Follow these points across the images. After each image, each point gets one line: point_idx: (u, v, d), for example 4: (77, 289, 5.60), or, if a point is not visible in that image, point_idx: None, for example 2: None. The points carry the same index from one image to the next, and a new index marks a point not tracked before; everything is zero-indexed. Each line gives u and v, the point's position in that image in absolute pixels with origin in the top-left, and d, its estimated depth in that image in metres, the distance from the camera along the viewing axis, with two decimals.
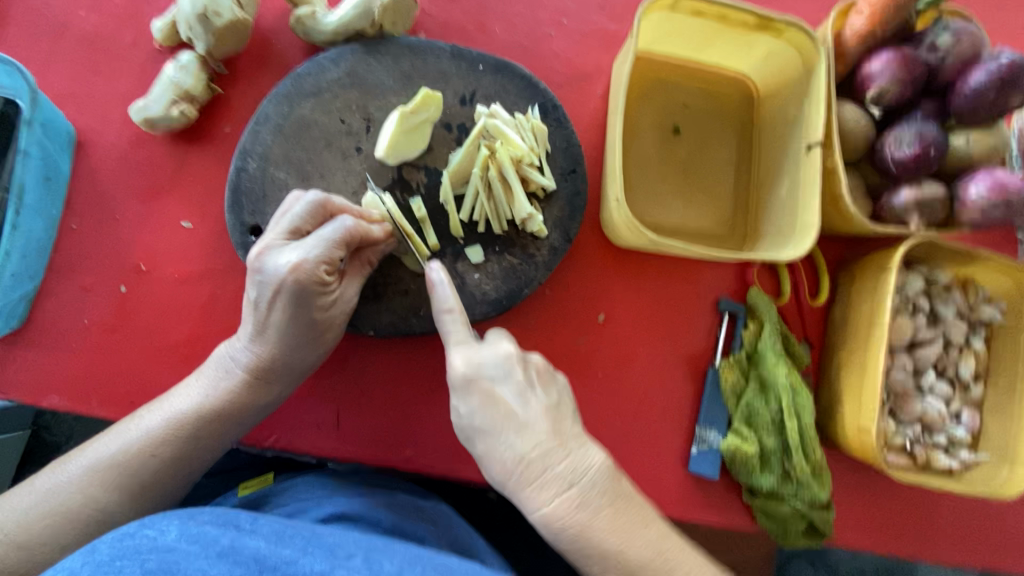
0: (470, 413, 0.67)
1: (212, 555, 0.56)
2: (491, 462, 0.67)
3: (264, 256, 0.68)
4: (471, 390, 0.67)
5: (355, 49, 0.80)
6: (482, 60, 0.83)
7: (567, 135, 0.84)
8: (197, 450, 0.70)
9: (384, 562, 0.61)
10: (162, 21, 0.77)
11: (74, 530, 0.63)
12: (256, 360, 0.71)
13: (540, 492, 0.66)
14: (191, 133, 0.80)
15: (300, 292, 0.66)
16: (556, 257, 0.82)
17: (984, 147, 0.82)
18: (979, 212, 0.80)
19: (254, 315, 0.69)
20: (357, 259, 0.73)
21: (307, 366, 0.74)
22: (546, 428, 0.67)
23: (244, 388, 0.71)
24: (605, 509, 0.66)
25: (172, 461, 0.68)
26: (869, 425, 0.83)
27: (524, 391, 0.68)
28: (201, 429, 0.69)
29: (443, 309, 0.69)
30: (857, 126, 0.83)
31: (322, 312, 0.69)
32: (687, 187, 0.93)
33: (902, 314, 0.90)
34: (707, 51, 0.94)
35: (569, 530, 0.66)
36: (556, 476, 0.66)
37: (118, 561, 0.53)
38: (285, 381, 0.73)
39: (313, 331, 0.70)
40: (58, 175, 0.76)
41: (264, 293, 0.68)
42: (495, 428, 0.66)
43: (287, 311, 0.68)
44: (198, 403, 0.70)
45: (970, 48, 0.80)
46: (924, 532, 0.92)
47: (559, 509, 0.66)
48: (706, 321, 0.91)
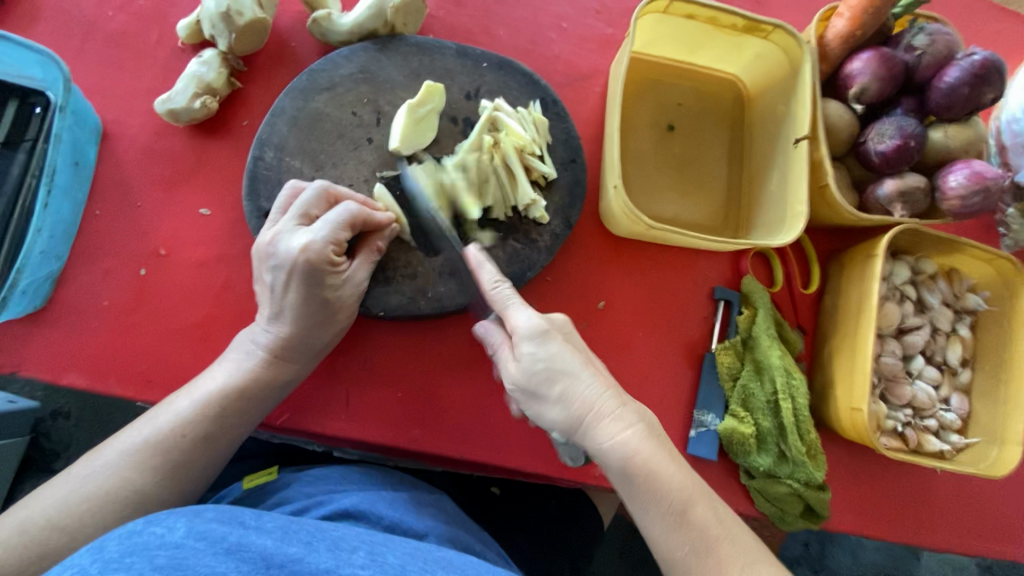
0: (544, 359, 0.66)
1: (221, 551, 0.55)
2: (566, 405, 0.65)
3: (277, 242, 0.71)
4: (546, 336, 0.66)
5: (366, 47, 0.85)
6: (486, 58, 0.88)
7: (567, 128, 0.89)
8: (226, 429, 0.72)
9: (387, 554, 0.63)
10: (187, 21, 0.82)
11: (116, 512, 0.64)
12: (273, 342, 0.74)
13: (618, 425, 0.64)
14: (211, 125, 0.85)
15: (312, 272, 0.70)
16: (558, 242, 0.86)
17: (961, 140, 0.87)
18: (959, 201, 0.84)
19: (271, 300, 0.73)
20: (366, 245, 0.76)
21: (322, 346, 0.77)
22: (609, 377, 0.68)
23: (266, 367, 0.74)
24: (671, 452, 0.66)
25: (205, 440, 0.70)
26: (860, 405, 0.86)
27: (581, 346, 0.71)
28: (227, 409, 0.72)
29: (493, 280, 0.71)
30: (841, 120, 0.88)
31: (334, 292, 0.73)
32: (681, 180, 0.98)
33: (890, 301, 0.93)
34: (698, 54, 0.99)
35: (647, 468, 0.63)
36: (628, 414, 0.65)
37: (127, 558, 0.52)
38: (303, 360, 0.76)
39: (326, 311, 0.74)
40: (84, 162, 0.80)
41: (279, 276, 0.71)
42: (568, 372, 0.65)
43: (302, 292, 0.71)
44: (223, 385, 0.72)
45: (944, 49, 0.86)
46: (919, 516, 0.94)
47: (638, 446, 0.63)
48: (702, 309, 0.95)
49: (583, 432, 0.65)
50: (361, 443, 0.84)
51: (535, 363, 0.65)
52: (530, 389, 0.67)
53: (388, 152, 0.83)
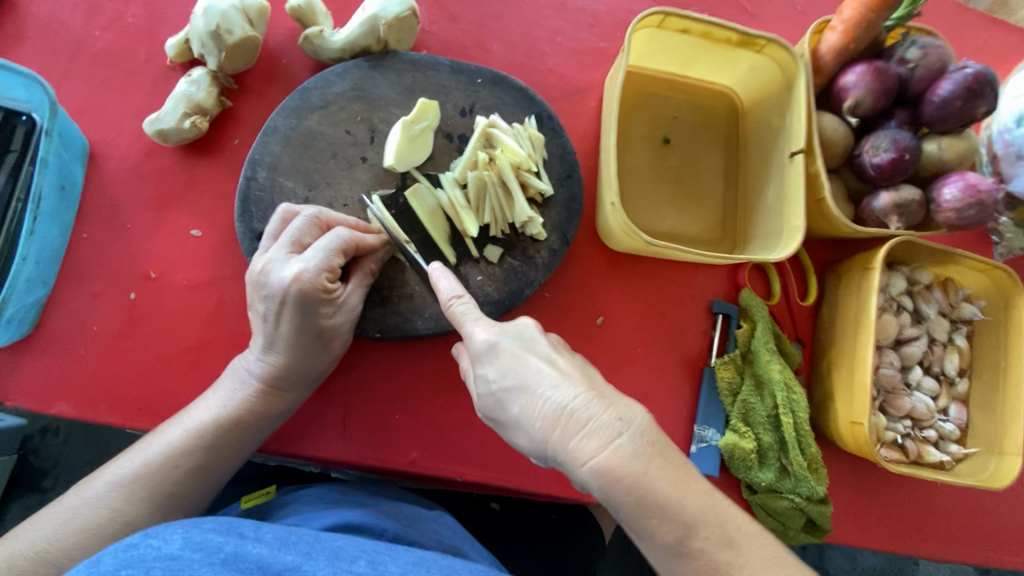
0: (497, 380, 0.62)
1: (218, 562, 0.54)
2: (528, 425, 0.60)
3: (268, 270, 0.70)
4: (495, 354, 0.63)
5: (359, 64, 0.84)
6: (480, 74, 0.87)
7: (562, 143, 0.88)
8: (219, 459, 0.70)
9: (388, 565, 0.62)
10: (176, 39, 0.81)
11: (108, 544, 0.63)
12: (266, 373, 0.72)
13: (588, 443, 0.56)
14: (201, 145, 0.83)
15: (306, 302, 0.68)
16: (555, 259, 0.85)
17: (956, 152, 0.87)
18: (955, 213, 0.85)
19: (264, 329, 0.72)
20: (359, 270, 0.75)
21: (317, 374, 0.75)
22: (578, 380, 0.60)
23: (259, 398, 0.72)
24: (659, 463, 0.56)
25: (198, 472, 0.69)
26: (861, 418, 0.86)
27: (548, 349, 0.63)
28: (221, 440, 0.70)
29: (450, 294, 0.69)
30: (836, 133, 0.88)
31: (329, 320, 0.72)
32: (678, 194, 0.98)
33: (887, 313, 0.93)
34: (693, 67, 0.99)
35: (624, 487, 0.55)
36: (601, 425, 0.57)
37: (123, 570, 0.51)
38: (298, 390, 0.75)
39: (321, 339, 0.72)
40: (72, 185, 0.78)
41: (271, 305, 0.69)
42: (526, 386, 0.60)
43: (295, 321, 0.70)
44: (216, 416, 0.71)
45: (937, 62, 0.86)
46: (920, 527, 0.94)
47: (612, 464, 0.55)
48: (701, 323, 0.94)
49: (554, 454, 0.59)
50: (357, 465, 0.83)
51: (491, 387, 0.63)
52: (498, 417, 0.64)
53: (383, 171, 0.82)
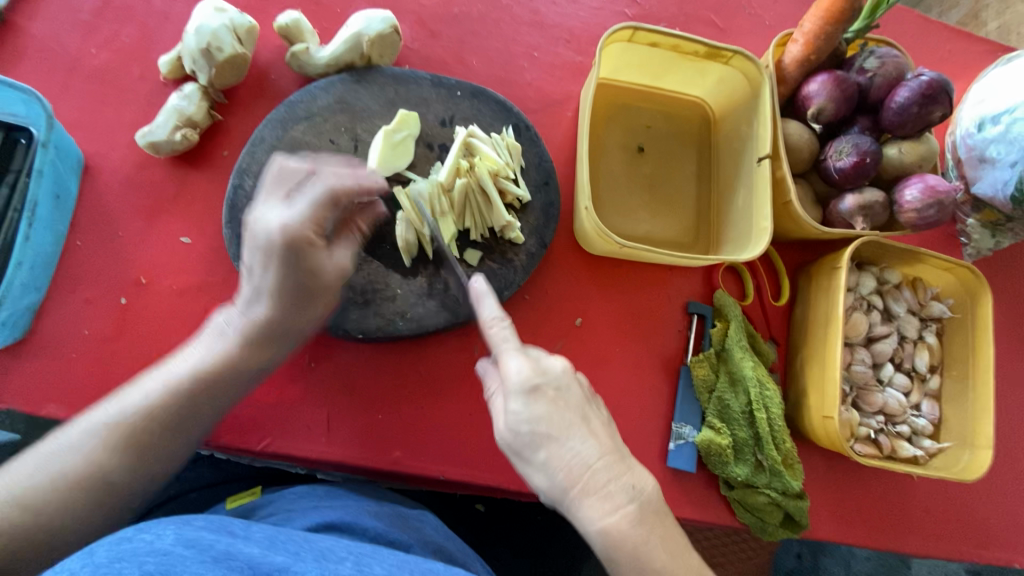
0: (531, 422, 0.64)
1: (208, 560, 0.56)
2: (550, 473, 0.63)
3: (258, 220, 0.71)
4: (535, 397, 0.65)
5: (344, 78, 0.88)
6: (460, 87, 0.92)
7: (539, 152, 0.92)
8: (196, 410, 0.71)
9: (373, 566, 0.64)
10: (168, 57, 0.85)
11: (78, 488, 0.64)
12: (248, 326, 0.74)
13: (601, 505, 0.62)
14: (192, 156, 0.87)
15: (291, 247, 0.70)
16: (533, 262, 0.88)
17: (915, 155, 0.91)
18: (916, 213, 0.88)
19: (249, 279, 0.73)
20: (347, 228, 0.81)
21: (296, 329, 0.77)
22: (604, 444, 0.65)
23: (240, 349, 0.74)
24: (659, 532, 0.64)
25: (173, 421, 0.70)
26: (832, 413, 0.88)
27: (581, 401, 0.67)
28: (197, 389, 0.71)
29: (492, 318, 0.71)
30: (801, 139, 0.92)
31: (313, 270, 0.73)
32: (652, 199, 1.01)
33: (858, 311, 0.96)
34: (665, 78, 1.04)
35: (625, 551, 0.62)
36: (617, 491, 0.63)
37: (116, 563, 0.52)
38: (281, 343, 0.77)
39: (305, 294, 0.74)
40: (66, 194, 0.81)
41: (259, 255, 0.71)
42: (556, 437, 0.63)
43: (279, 270, 0.71)
44: (196, 364, 0.72)
45: (894, 71, 0.91)
46: (898, 522, 0.95)
47: (619, 527, 0.62)
48: (677, 323, 0.97)
49: (565, 503, 0.64)
50: (340, 464, 0.85)
51: (520, 426, 0.64)
52: (516, 451, 0.66)
53: None
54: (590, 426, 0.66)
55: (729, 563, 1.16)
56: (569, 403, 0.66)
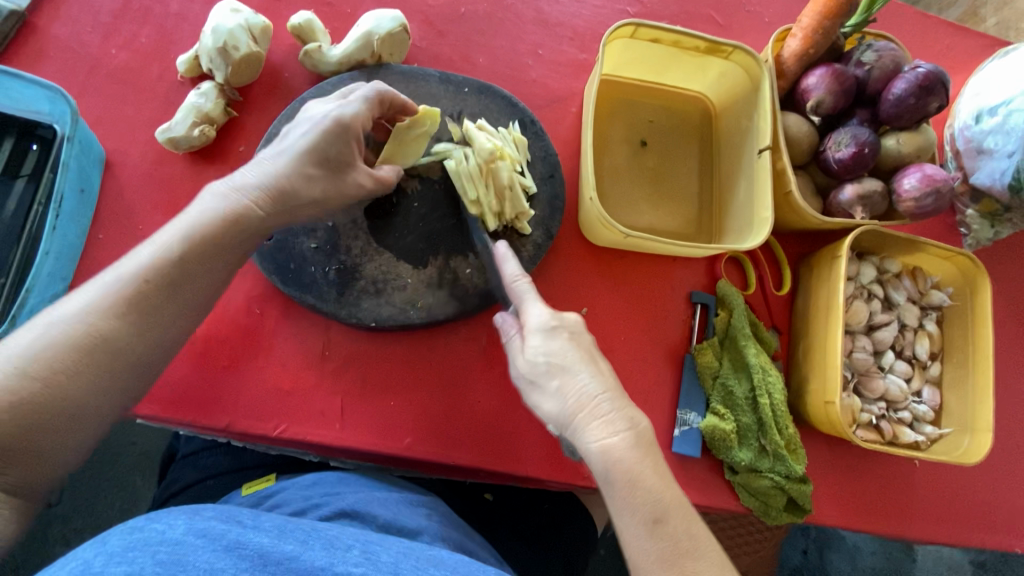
0: (545, 353, 0.70)
1: (220, 548, 0.59)
2: (560, 399, 0.68)
3: (312, 108, 0.77)
4: (552, 333, 0.71)
5: (355, 76, 0.91)
6: (467, 84, 0.94)
7: (545, 146, 0.95)
8: (195, 268, 0.67)
9: (381, 553, 0.66)
10: (186, 56, 0.89)
11: (50, 356, 0.59)
12: (260, 181, 0.72)
13: (601, 429, 0.65)
14: (209, 152, 0.90)
15: (342, 124, 0.74)
16: (540, 252, 0.91)
17: (913, 146, 0.93)
18: (914, 202, 0.90)
19: (279, 145, 0.75)
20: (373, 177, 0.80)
21: (303, 207, 0.75)
22: (610, 380, 0.70)
23: (250, 201, 0.71)
24: (656, 462, 0.66)
25: (170, 293, 0.66)
26: (833, 398, 0.90)
27: (592, 344, 0.73)
28: (206, 239, 0.68)
29: (514, 275, 0.77)
30: (800, 131, 0.94)
31: (350, 160, 0.77)
32: (656, 192, 1.03)
33: (858, 299, 0.98)
34: (667, 74, 1.06)
35: (622, 472, 0.64)
36: (617, 420, 0.66)
37: (129, 552, 0.56)
38: (288, 217, 0.75)
39: (334, 165, 0.75)
40: (89, 189, 0.84)
41: (303, 125, 0.76)
42: (568, 367, 0.69)
43: (318, 138, 0.74)
44: (211, 209, 0.70)
45: (891, 63, 0.93)
46: (900, 507, 0.97)
47: (615, 451, 0.64)
48: (681, 313, 0.99)
49: (571, 428, 0.67)
50: (353, 450, 0.87)
51: (537, 356, 0.70)
52: (530, 380, 0.71)
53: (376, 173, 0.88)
54: (600, 368, 0.71)
55: (738, 555, 1.17)
56: (582, 345, 0.72)
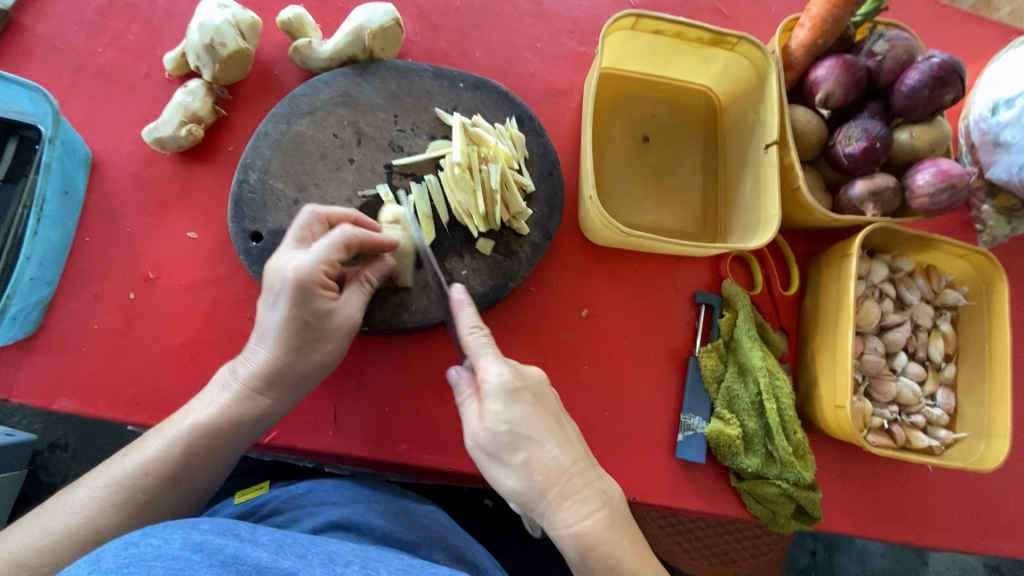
0: (510, 425, 0.65)
1: (217, 563, 0.57)
2: (528, 476, 0.64)
3: (274, 265, 0.73)
4: (515, 400, 0.66)
5: (346, 72, 0.88)
6: (462, 79, 0.91)
7: (543, 142, 0.92)
8: (193, 469, 0.71)
9: (380, 569, 0.64)
10: (173, 53, 0.86)
11: (67, 540, 0.64)
12: (253, 373, 0.74)
13: (576, 510, 0.64)
14: (197, 152, 0.88)
15: (302, 292, 0.71)
16: (538, 253, 0.88)
17: (927, 140, 0.89)
18: (928, 198, 0.86)
19: (260, 329, 0.74)
20: (358, 279, 0.78)
21: (306, 376, 0.76)
22: (578, 450, 0.68)
23: (240, 401, 0.73)
24: (630, 537, 0.66)
25: (173, 476, 0.70)
26: (844, 402, 0.87)
27: (556, 407, 0.70)
28: (209, 445, 0.71)
29: (470, 326, 0.71)
30: (809, 125, 0.91)
31: (329, 308, 0.73)
32: (659, 189, 1.00)
33: (869, 300, 0.94)
34: (670, 67, 1.03)
35: (598, 557, 0.65)
36: (591, 496, 0.65)
37: (124, 568, 0.53)
38: (283, 390, 0.75)
39: (314, 333, 0.73)
40: (75, 190, 0.82)
41: (271, 297, 0.72)
42: (535, 440, 0.65)
43: (290, 313, 0.72)
44: (210, 418, 0.72)
45: (904, 53, 0.89)
46: (914, 514, 0.93)
47: (592, 531, 0.64)
48: (684, 314, 0.96)
49: (540, 508, 0.65)
50: (347, 457, 0.85)
51: (499, 426, 0.65)
52: (491, 454, 0.66)
53: (369, 172, 0.86)
54: (565, 433, 0.68)
55: (743, 560, 1.14)
56: (546, 409, 0.68)
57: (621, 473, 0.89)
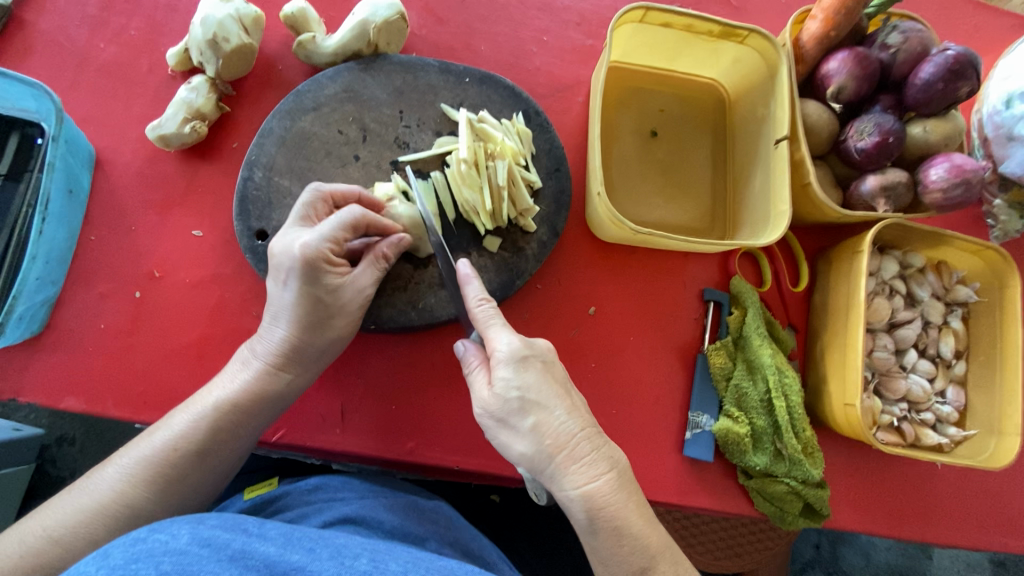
0: (520, 388, 0.65)
1: (225, 557, 0.57)
2: (536, 439, 0.64)
3: (280, 245, 0.72)
4: (524, 364, 0.66)
5: (350, 67, 0.87)
6: (468, 74, 0.90)
7: (550, 138, 0.90)
8: (216, 448, 0.71)
9: (389, 563, 0.64)
10: (176, 49, 0.85)
11: (93, 517, 0.65)
12: (272, 351, 0.74)
13: (583, 472, 0.64)
14: (201, 149, 0.87)
15: (310, 270, 0.70)
16: (545, 250, 0.87)
17: (941, 134, 0.87)
18: (942, 193, 0.85)
19: (274, 306, 0.74)
20: (373, 255, 0.76)
21: (323, 350, 0.76)
22: (586, 416, 0.67)
23: (260, 377, 0.74)
24: (637, 502, 0.66)
25: (196, 452, 0.70)
26: (853, 400, 0.86)
27: (564, 376, 0.70)
28: (235, 418, 0.72)
29: (476, 298, 0.71)
30: (821, 120, 0.89)
31: (338, 284, 0.73)
32: (667, 185, 0.99)
33: (879, 296, 0.93)
34: (678, 60, 1.01)
35: (607, 518, 0.64)
36: (601, 459, 0.65)
37: (132, 564, 0.53)
38: (301, 365, 0.76)
39: (325, 309, 0.73)
40: (79, 189, 0.82)
41: (281, 276, 0.72)
42: (544, 403, 0.65)
43: (300, 290, 0.71)
44: (233, 393, 0.73)
45: (918, 46, 0.87)
46: (922, 511, 0.93)
47: (600, 494, 0.64)
48: (692, 311, 0.95)
49: (548, 471, 0.64)
50: (355, 455, 0.85)
51: (510, 392, 0.65)
52: (501, 419, 0.66)
53: (374, 169, 0.85)
54: (574, 399, 0.68)
55: (747, 554, 1.14)
56: (555, 375, 0.69)
57: None
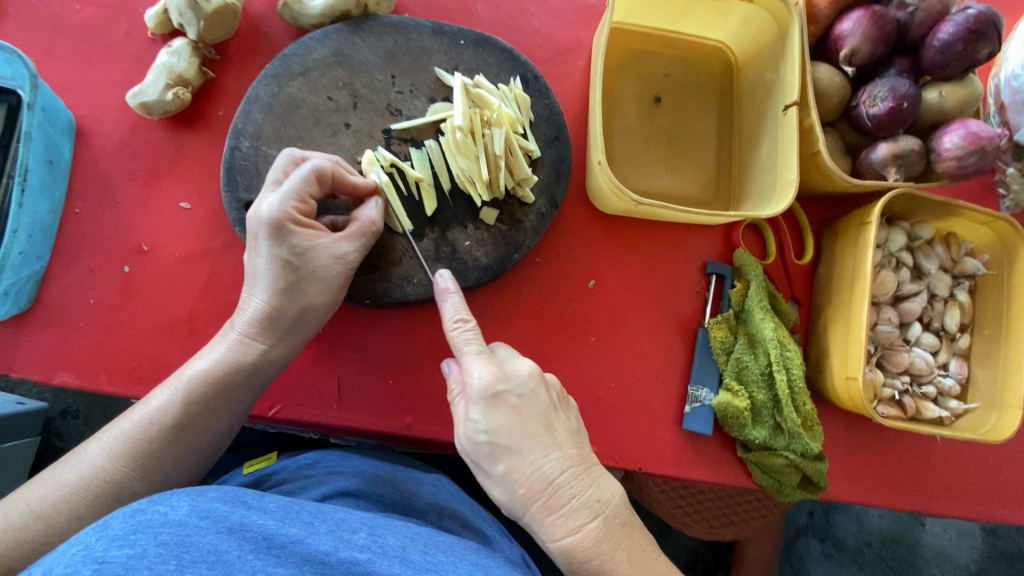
0: (490, 433, 0.65)
1: (223, 529, 0.57)
2: (510, 487, 0.65)
3: (253, 211, 0.72)
4: (494, 404, 0.66)
5: (339, 29, 0.83)
6: (463, 36, 0.86)
7: (549, 104, 0.87)
8: (194, 421, 0.71)
9: (387, 536, 0.65)
10: (154, 10, 0.81)
11: (76, 493, 0.66)
12: (248, 323, 0.73)
13: (563, 522, 0.65)
14: (186, 118, 0.83)
15: (279, 231, 0.70)
16: (544, 222, 0.84)
17: (957, 99, 0.84)
18: (955, 161, 0.82)
19: (251, 277, 0.73)
20: (356, 221, 0.75)
21: (303, 320, 0.75)
22: (568, 456, 0.67)
23: (237, 348, 0.73)
24: (626, 546, 0.67)
25: (174, 427, 0.70)
26: (855, 373, 0.85)
27: (544, 408, 0.68)
28: (211, 391, 0.71)
29: (454, 318, 0.71)
30: (832, 85, 0.85)
31: (310, 248, 0.72)
32: (670, 153, 0.96)
33: (886, 269, 0.91)
34: (685, 22, 0.96)
35: (590, 566, 0.66)
36: (581, 506, 0.65)
37: (131, 535, 0.53)
38: (281, 337, 0.75)
39: (299, 276, 0.72)
40: (60, 159, 0.79)
41: (253, 242, 0.72)
42: (512, 449, 0.65)
43: (273, 255, 0.71)
44: (208, 366, 0.72)
45: (938, 4, 0.82)
46: (919, 482, 0.94)
47: (580, 544, 0.65)
48: (694, 284, 0.93)
49: (527, 518, 0.67)
50: (353, 430, 0.85)
51: (478, 435, 0.66)
52: (476, 463, 0.68)
53: (367, 137, 0.82)
54: (557, 436, 0.68)
55: (743, 522, 1.16)
56: (534, 410, 0.67)
57: (627, 444, 0.88)
